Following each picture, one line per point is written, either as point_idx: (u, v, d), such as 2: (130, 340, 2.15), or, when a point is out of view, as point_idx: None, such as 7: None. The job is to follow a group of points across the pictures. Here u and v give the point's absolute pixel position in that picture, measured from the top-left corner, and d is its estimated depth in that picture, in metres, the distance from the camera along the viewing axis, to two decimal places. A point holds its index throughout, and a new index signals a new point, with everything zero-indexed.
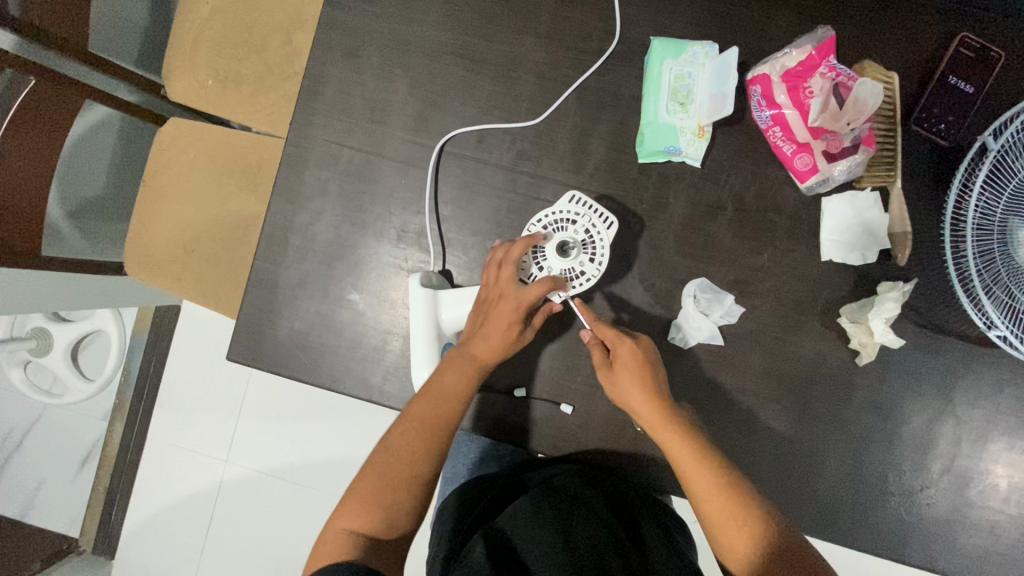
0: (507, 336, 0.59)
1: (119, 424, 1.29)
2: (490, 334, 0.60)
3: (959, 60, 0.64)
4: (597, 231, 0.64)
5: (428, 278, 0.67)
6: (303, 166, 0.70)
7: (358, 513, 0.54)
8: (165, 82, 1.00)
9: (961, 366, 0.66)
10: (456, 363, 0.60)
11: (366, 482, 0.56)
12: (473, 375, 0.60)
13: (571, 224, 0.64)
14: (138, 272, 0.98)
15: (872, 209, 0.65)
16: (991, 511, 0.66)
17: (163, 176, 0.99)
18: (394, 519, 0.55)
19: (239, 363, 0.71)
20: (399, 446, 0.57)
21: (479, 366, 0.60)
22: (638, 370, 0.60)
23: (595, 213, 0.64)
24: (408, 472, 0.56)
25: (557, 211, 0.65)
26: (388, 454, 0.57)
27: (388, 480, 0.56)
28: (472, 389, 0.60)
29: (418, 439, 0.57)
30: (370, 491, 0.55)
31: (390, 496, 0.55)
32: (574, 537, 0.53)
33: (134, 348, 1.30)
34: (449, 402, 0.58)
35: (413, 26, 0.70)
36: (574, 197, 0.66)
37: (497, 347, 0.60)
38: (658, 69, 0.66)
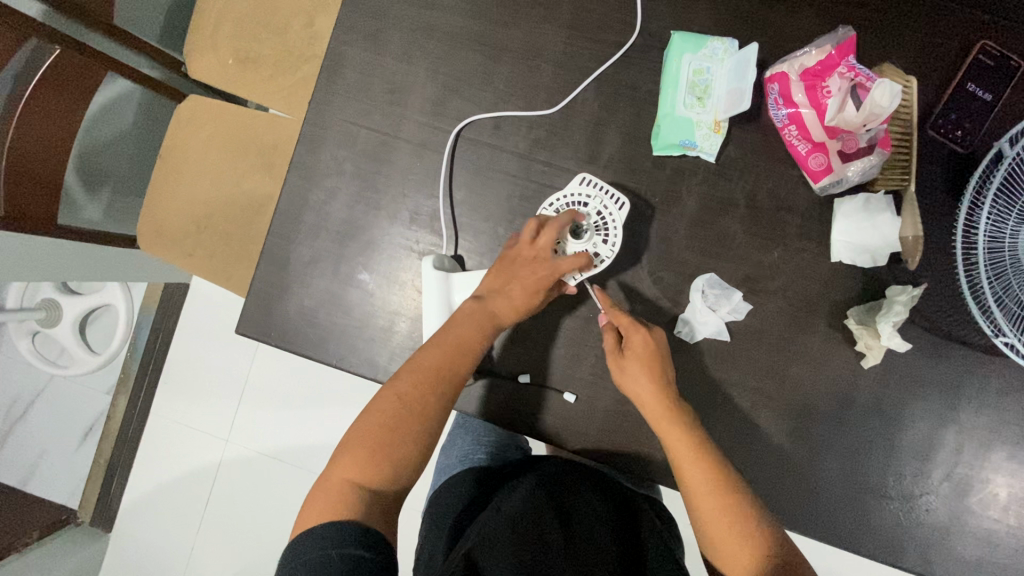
0: (529, 296, 0.62)
1: (123, 398, 1.30)
2: (515, 293, 0.62)
3: (978, 68, 0.64)
4: (609, 213, 0.66)
5: (441, 262, 0.68)
6: (320, 145, 0.71)
7: (362, 466, 0.54)
8: (186, 59, 1.01)
9: (966, 374, 0.66)
10: (473, 321, 0.61)
11: (370, 435, 0.56)
12: (486, 333, 0.61)
13: (583, 206, 0.67)
14: (152, 246, 0.99)
15: (884, 211, 0.64)
16: (990, 521, 0.66)
17: (180, 151, 1.00)
18: (399, 475, 0.55)
19: (248, 337, 0.72)
20: (410, 391, 0.57)
21: (496, 321, 0.62)
22: (646, 361, 0.61)
23: (607, 194, 0.66)
24: (414, 426, 0.57)
25: (569, 193, 0.67)
26: (398, 401, 0.57)
27: (394, 434, 0.56)
28: (486, 344, 0.61)
29: (429, 388, 0.58)
30: (375, 444, 0.55)
31: (396, 452, 0.55)
32: (574, 533, 0.54)
33: (141, 323, 1.31)
34: (464, 357, 0.60)
35: (435, 11, 0.70)
36: (585, 179, 0.67)
37: (518, 305, 0.62)
38: (677, 63, 0.66)
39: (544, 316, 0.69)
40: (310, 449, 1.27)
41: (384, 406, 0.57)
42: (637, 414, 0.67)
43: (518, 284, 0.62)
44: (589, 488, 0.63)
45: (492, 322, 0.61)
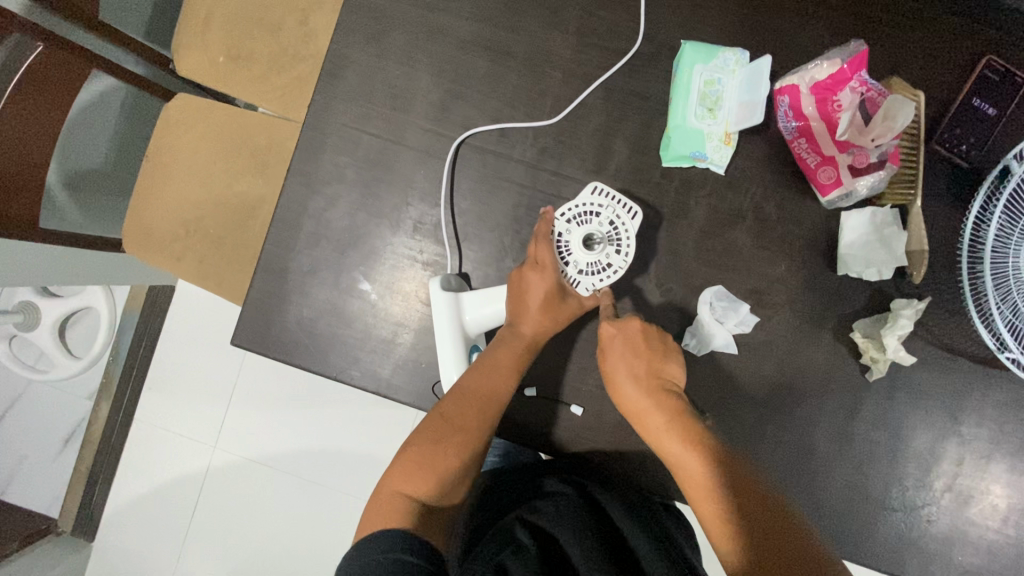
0: (551, 313, 0.62)
1: (106, 404, 1.26)
2: (533, 297, 0.62)
3: (983, 82, 0.64)
4: (621, 223, 0.64)
5: (449, 282, 0.66)
6: (319, 150, 0.68)
7: (412, 480, 0.55)
8: (174, 56, 0.98)
9: (968, 386, 0.67)
10: (506, 335, 0.63)
11: (415, 450, 0.56)
12: (520, 345, 0.62)
13: (595, 216, 0.64)
14: (140, 251, 0.96)
15: (890, 225, 0.65)
16: (989, 531, 0.67)
17: (169, 153, 0.96)
18: (449, 483, 0.56)
19: (245, 348, 0.69)
20: (452, 410, 0.58)
21: (528, 343, 0.63)
22: (628, 349, 0.61)
23: (619, 204, 0.64)
24: (461, 437, 0.57)
25: (580, 203, 0.65)
26: (442, 419, 0.58)
27: (441, 448, 0.56)
28: (524, 365, 0.62)
29: (472, 401, 0.58)
30: (422, 458, 0.56)
31: (445, 464, 0.56)
32: (602, 533, 0.53)
33: (125, 327, 1.27)
34: (501, 368, 0.60)
35: (440, 14, 0.68)
36: (597, 188, 0.65)
37: (544, 324, 0.62)
38: (688, 74, 0.65)
39: None
40: (302, 455, 1.25)
41: (430, 422, 0.58)
42: None
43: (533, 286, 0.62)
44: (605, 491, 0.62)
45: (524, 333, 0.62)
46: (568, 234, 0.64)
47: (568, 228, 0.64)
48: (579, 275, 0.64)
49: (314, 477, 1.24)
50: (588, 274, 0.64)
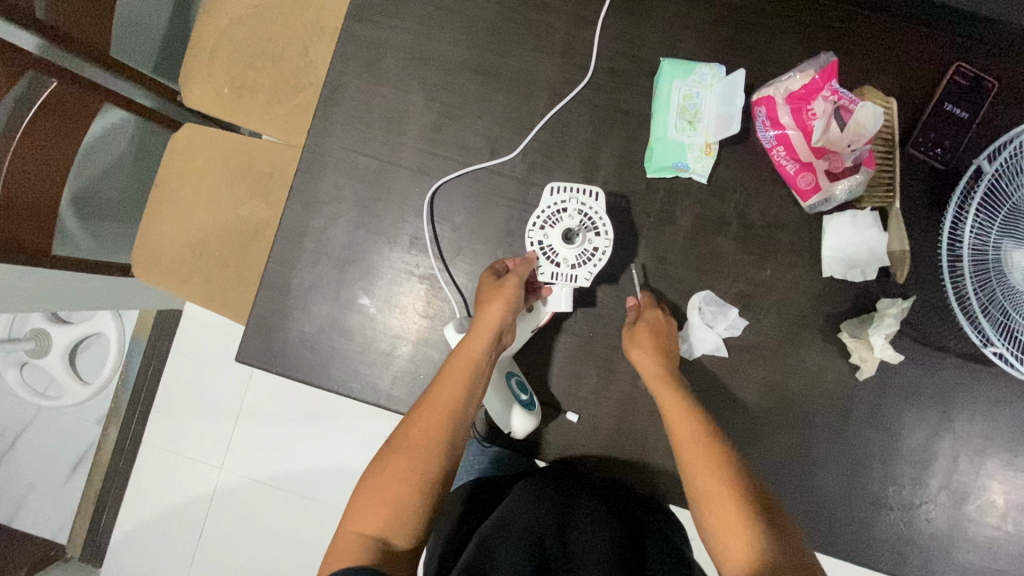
0: (490, 331, 0.60)
1: (113, 429, 1.29)
2: (485, 323, 0.60)
3: (954, 88, 0.67)
4: (590, 207, 0.64)
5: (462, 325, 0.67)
6: (319, 172, 0.71)
7: (368, 516, 0.55)
8: (182, 87, 1.02)
9: (959, 383, 0.68)
10: (451, 365, 0.61)
11: (371, 486, 0.56)
12: (465, 374, 0.60)
13: (562, 214, 0.65)
14: (147, 275, 1.00)
15: (871, 227, 0.67)
16: (988, 528, 0.67)
17: (176, 180, 1.00)
18: (403, 520, 0.55)
19: (249, 364, 0.71)
20: (395, 444, 0.59)
21: (469, 366, 0.60)
22: (654, 339, 0.63)
23: (576, 192, 0.65)
24: (414, 471, 0.57)
25: (544, 207, 0.65)
26: (389, 454, 0.58)
27: (395, 482, 0.56)
28: (465, 389, 0.60)
29: (427, 432, 0.59)
30: (377, 493, 0.56)
31: (398, 500, 0.55)
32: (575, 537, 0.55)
33: (134, 349, 1.30)
34: (447, 398, 0.59)
35: (431, 40, 0.72)
36: (553, 188, 0.67)
37: (484, 342, 0.60)
38: (667, 89, 0.68)
39: (545, 336, 0.69)
40: (307, 475, 1.26)
41: (381, 456, 0.59)
42: (639, 431, 0.68)
43: (485, 313, 0.61)
44: (588, 493, 0.63)
45: (478, 358, 0.60)
46: (547, 238, 0.65)
47: (544, 233, 0.65)
48: (574, 268, 0.64)
49: (320, 496, 1.25)
50: (581, 265, 0.64)
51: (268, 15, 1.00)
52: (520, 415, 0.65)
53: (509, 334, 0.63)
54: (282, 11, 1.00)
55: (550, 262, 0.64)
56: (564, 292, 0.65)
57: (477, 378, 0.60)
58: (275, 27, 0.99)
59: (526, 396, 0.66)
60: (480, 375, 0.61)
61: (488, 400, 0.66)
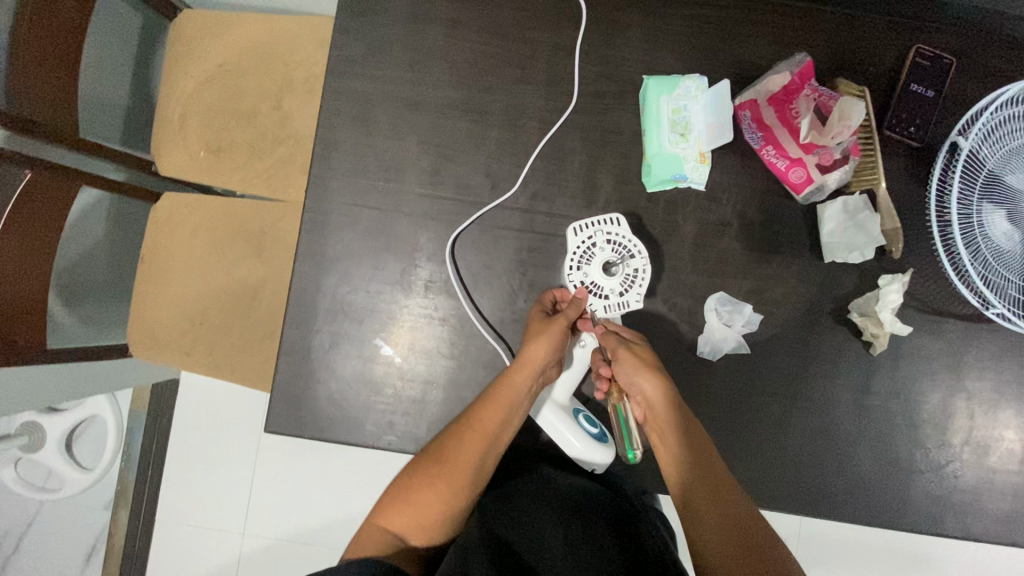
0: (536, 364, 0.63)
1: (123, 513, 1.22)
2: (530, 359, 0.62)
3: (918, 69, 0.71)
4: (616, 234, 0.70)
5: None
6: (323, 230, 0.71)
7: (396, 515, 0.59)
8: (156, 157, 1.00)
9: (965, 343, 0.72)
10: (497, 392, 0.62)
11: (403, 490, 0.60)
12: (509, 405, 0.62)
13: (593, 250, 0.70)
14: (147, 352, 0.97)
15: (863, 210, 0.70)
16: (1011, 475, 0.71)
17: (163, 253, 0.98)
18: (428, 526, 0.59)
19: (279, 434, 0.70)
20: (430, 454, 0.61)
21: (512, 397, 0.62)
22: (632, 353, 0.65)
23: (600, 226, 0.70)
24: (447, 485, 0.59)
25: (574, 250, 0.70)
26: (422, 462, 0.61)
27: (427, 492, 0.59)
28: (507, 419, 0.62)
29: (464, 455, 0.60)
30: (407, 498, 0.59)
31: (427, 509, 0.59)
32: (578, 538, 0.59)
33: (133, 429, 1.23)
34: (489, 427, 0.61)
35: (417, 86, 0.72)
36: (575, 228, 0.70)
37: (529, 374, 0.62)
38: (656, 105, 0.71)
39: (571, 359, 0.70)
40: (336, 526, 1.23)
41: (414, 463, 0.61)
42: None
43: (533, 348, 0.63)
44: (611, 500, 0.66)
45: (522, 393, 0.62)
46: (588, 275, 0.70)
47: (584, 271, 0.69)
48: (623, 294, 0.69)
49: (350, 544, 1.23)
50: (628, 289, 0.69)
51: (235, 74, 0.98)
52: (595, 445, 0.65)
53: (553, 368, 0.66)
54: (249, 69, 0.98)
55: (599, 296, 0.69)
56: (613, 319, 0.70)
57: (517, 409, 0.63)
58: (244, 85, 0.98)
59: (597, 429, 0.67)
60: (519, 407, 0.63)
61: (561, 441, 0.66)
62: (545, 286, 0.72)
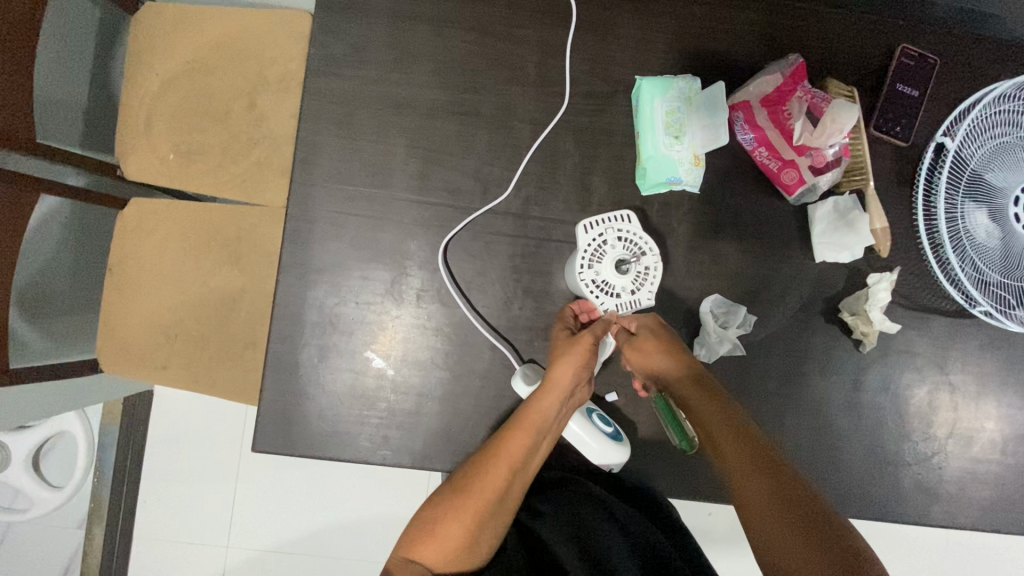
0: (566, 387, 0.61)
1: (99, 530, 1.17)
2: (560, 379, 0.61)
3: (903, 69, 0.71)
4: (628, 231, 0.66)
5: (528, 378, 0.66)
6: (309, 239, 0.68)
7: (419, 547, 0.57)
8: (121, 161, 0.94)
9: (949, 338, 0.74)
10: (526, 418, 0.60)
11: (427, 521, 0.58)
12: (536, 433, 0.60)
13: (605, 248, 0.66)
14: (118, 367, 0.93)
15: (853, 209, 0.70)
16: (992, 464, 0.73)
17: (133, 263, 0.93)
18: (455, 560, 0.57)
19: (268, 452, 0.67)
20: (455, 482, 0.60)
21: (541, 425, 0.60)
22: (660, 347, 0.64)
23: (612, 222, 0.66)
24: (470, 516, 0.58)
25: (584, 248, 0.66)
26: (449, 491, 0.59)
27: (453, 523, 0.57)
28: (534, 447, 0.61)
29: (491, 483, 0.59)
30: (431, 530, 0.57)
31: (453, 542, 0.57)
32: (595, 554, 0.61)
33: (105, 445, 1.17)
34: (516, 455, 0.59)
35: (403, 86, 0.70)
36: (586, 224, 0.66)
37: (558, 398, 0.61)
38: (649, 107, 0.69)
39: None
40: (324, 535, 1.21)
41: (440, 491, 0.60)
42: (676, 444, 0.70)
43: (561, 368, 0.61)
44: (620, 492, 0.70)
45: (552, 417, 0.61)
46: (600, 274, 0.65)
47: (596, 270, 0.65)
48: (634, 293, 0.66)
49: (339, 553, 1.21)
50: (639, 288, 0.66)
51: (204, 71, 0.93)
52: (611, 445, 0.65)
53: (580, 388, 0.64)
54: (219, 65, 0.93)
55: (610, 296, 0.66)
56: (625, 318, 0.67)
57: (544, 434, 0.61)
58: (215, 83, 0.93)
59: (611, 428, 0.66)
60: (547, 433, 0.61)
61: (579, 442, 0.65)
62: (540, 292, 0.70)
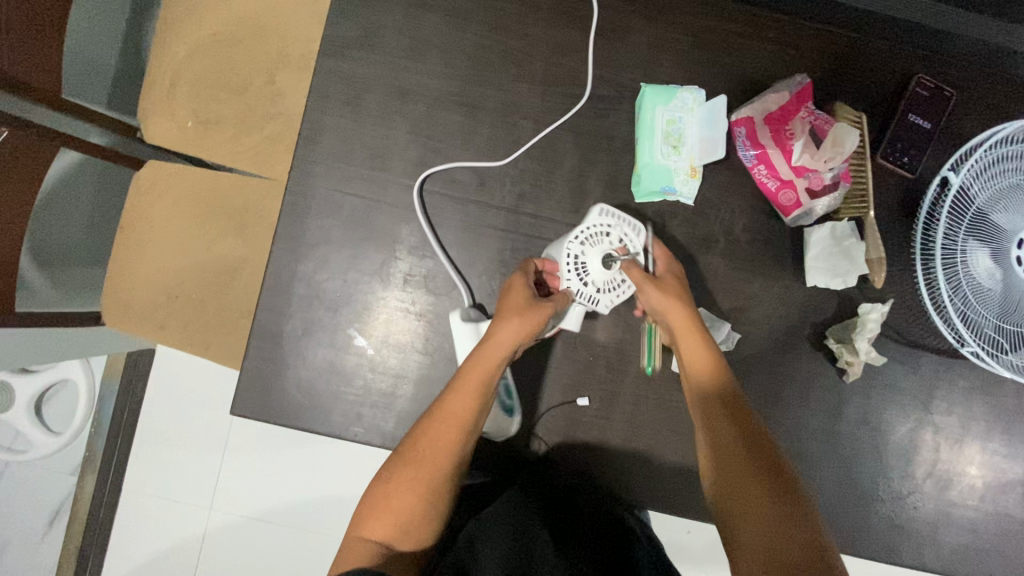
0: (506, 349, 0.60)
1: (90, 479, 1.23)
2: (500, 340, 0.59)
3: (917, 99, 0.70)
4: (630, 241, 0.66)
5: (468, 313, 0.68)
6: (304, 214, 0.70)
7: (374, 523, 0.58)
8: (142, 124, 0.97)
9: (937, 377, 0.72)
10: (465, 380, 0.60)
11: (380, 494, 0.59)
12: (477, 396, 0.59)
13: (606, 236, 0.65)
14: (118, 323, 0.95)
15: (850, 237, 0.69)
16: (970, 509, 0.72)
17: (142, 224, 0.95)
18: (411, 528, 0.59)
19: (245, 417, 0.69)
20: (404, 452, 0.60)
21: (481, 387, 0.60)
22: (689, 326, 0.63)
23: (626, 222, 0.66)
24: (421, 485, 0.59)
25: (591, 224, 0.65)
26: (397, 462, 0.60)
27: (404, 493, 0.58)
28: (477, 410, 0.60)
29: (435, 448, 0.59)
30: (386, 504, 0.59)
31: (405, 511, 0.58)
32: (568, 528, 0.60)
33: (105, 396, 1.23)
34: (459, 419, 0.59)
35: (412, 75, 0.71)
36: (603, 210, 0.66)
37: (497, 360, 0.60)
38: (650, 115, 0.70)
39: (542, 359, 0.70)
40: (303, 508, 1.23)
41: (391, 461, 0.61)
42: (644, 453, 0.70)
43: (501, 331, 0.59)
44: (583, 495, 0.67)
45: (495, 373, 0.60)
46: (584, 255, 0.64)
47: (584, 249, 0.64)
48: (597, 292, 0.64)
49: (316, 526, 1.23)
50: (605, 292, 0.64)
51: (228, 44, 0.95)
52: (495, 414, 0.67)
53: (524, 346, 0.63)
54: (242, 40, 0.96)
55: (579, 279, 0.64)
56: (576, 311, 0.66)
57: (487, 395, 0.60)
58: (237, 57, 0.95)
59: (509, 402, 0.68)
60: (490, 391, 0.60)
61: None
62: None
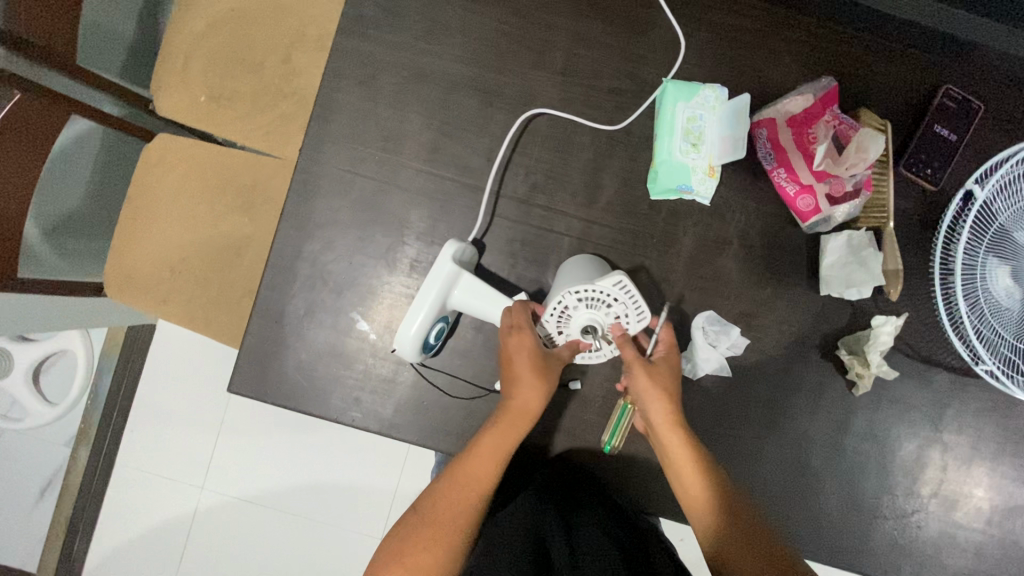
0: (529, 413, 0.62)
1: (84, 451, 1.21)
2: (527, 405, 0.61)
3: (943, 109, 0.68)
4: (626, 322, 0.62)
5: (462, 253, 0.65)
6: (313, 193, 0.69)
7: None
8: (154, 96, 0.96)
9: (948, 395, 0.71)
10: (491, 437, 0.61)
11: (394, 550, 0.57)
12: (499, 461, 0.60)
13: (606, 305, 0.61)
14: (122, 296, 0.95)
15: (866, 247, 0.67)
16: (975, 532, 0.70)
17: (150, 197, 0.95)
18: None
19: (242, 395, 0.68)
20: (423, 509, 0.59)
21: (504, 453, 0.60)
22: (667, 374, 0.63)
23: (634, 303, 0.61)
24: (438, 545, 0.57)
25: (598, 288, 0.61)
26: (417, 520, 0.58)
27: (422, 551, 0.56)
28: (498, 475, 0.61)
29: (455, 508, 0.59)
30: (401, 559, 0.56)
31: (420, 570, 0.55)
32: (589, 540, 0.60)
33: (104, 369, 1.22)
34: (482, 479, 0.60)
35: (430, 57, 0.70)
36: (622, 281, 0.61)
37: (520, 423, 0.61)
38: (671, 111, 0.68)
39: None
40: (295, 493, 1.22)
41: (408, 519, 0.59)
42: (644, 455, 0.69)
43: (526, 393, 0.61)
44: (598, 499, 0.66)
45: (515, 437, 0.61)
46: (572, 312, 0.62)
47: (574, 306, 0.62)
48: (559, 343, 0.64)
49: (308, 512, 1.22)
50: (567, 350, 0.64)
51: (245, 20, 0.94)
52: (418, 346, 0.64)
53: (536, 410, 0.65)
54: (260, 16, 0.94)
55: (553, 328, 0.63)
56: None
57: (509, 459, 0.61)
58: (253, 33, 0.94)
59: (432, 341, 0.65)
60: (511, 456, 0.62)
61: (413, 318, 0.63)
62: (532, 282, 0.70)
